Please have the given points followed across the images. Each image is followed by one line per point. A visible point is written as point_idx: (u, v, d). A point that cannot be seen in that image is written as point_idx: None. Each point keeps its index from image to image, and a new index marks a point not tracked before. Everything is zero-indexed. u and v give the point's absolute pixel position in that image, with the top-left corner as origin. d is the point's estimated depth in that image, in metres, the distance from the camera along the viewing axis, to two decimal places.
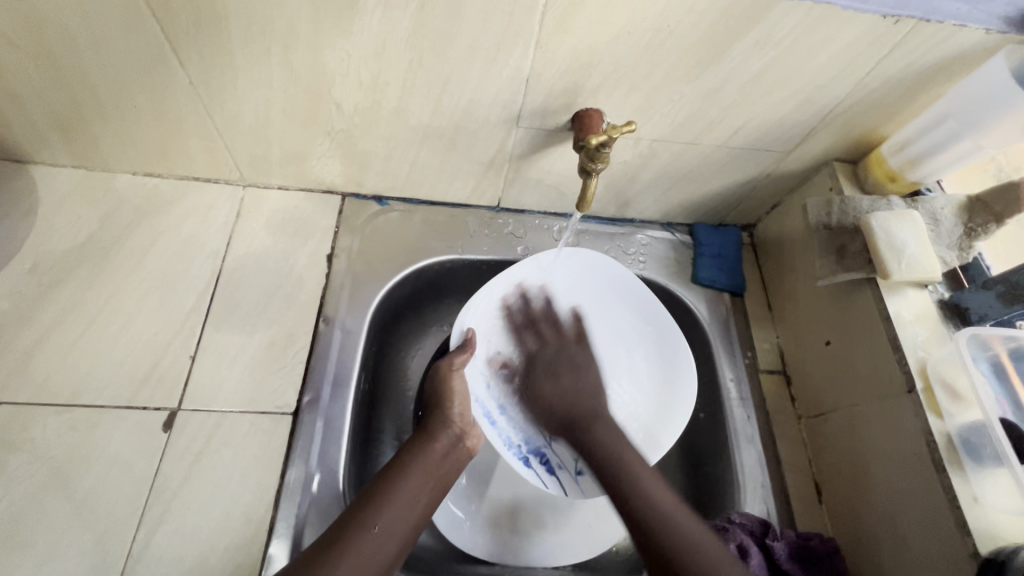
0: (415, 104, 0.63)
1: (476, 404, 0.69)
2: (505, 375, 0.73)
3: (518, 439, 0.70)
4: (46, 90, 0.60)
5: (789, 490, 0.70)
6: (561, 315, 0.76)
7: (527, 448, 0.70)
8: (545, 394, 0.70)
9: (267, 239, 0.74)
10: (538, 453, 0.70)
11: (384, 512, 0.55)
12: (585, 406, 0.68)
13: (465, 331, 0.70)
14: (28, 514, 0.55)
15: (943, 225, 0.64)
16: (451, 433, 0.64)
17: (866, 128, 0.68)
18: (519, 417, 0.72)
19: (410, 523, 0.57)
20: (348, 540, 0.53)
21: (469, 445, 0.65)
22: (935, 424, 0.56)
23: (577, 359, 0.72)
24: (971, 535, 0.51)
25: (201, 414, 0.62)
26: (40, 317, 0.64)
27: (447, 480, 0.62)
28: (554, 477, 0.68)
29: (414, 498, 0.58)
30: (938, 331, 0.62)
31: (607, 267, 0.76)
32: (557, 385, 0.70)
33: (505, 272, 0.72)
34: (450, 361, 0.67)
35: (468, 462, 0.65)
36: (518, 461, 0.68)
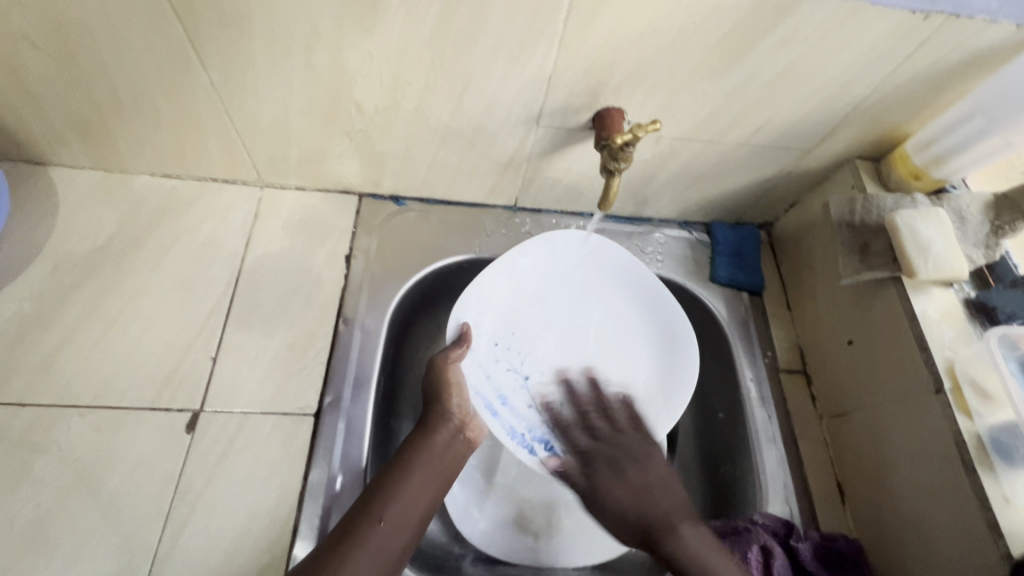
0: (435, 104, 0.63)
1: (476, 396, 0.69)
2: (504, 362, 0.73)
3: (521, 428, 0.71)
4: (68, 92, 0.60)
5: (812, 490, 0.69)
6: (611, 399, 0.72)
7: (532, 436, 0.70)
8: (611, 496, 0.61)
9: (285, 240, 0.74)
10: (543, 441, 0.70)
11: (394, 506, 0.56)
12: (659, 509, 0.59)
13: (461, 326, 0.70)
14: (54, 515, 0.55)
15: (969, 222, 0.64)
16: (451, 425, 0.65)
17: (889, 126, 0.67)
18: (522, 407, 0.72)
19: (418, 514, 0.58)
20: (358, 536, 0.53)
21: (467, 436, 0.66)
22: (964, 424, 0.55)
23: (636, 448, 0.65)
24: (1003, 537, 0.51)
25: (223, 415, 0.62)
26: (61, 320, 0.65)
27: (450, 472, 0.63)
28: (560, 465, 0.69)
29: (421, 491, 0.59)
30: (965, 330, 0.61)
31: (619, 257, 0.76)
32: (623, 483, 0.61)
33: (506, 258, 0.73)
34: (446, 354, 0.67)
35: (468, 452, 0.66)
36: (523, 452, 0.69)
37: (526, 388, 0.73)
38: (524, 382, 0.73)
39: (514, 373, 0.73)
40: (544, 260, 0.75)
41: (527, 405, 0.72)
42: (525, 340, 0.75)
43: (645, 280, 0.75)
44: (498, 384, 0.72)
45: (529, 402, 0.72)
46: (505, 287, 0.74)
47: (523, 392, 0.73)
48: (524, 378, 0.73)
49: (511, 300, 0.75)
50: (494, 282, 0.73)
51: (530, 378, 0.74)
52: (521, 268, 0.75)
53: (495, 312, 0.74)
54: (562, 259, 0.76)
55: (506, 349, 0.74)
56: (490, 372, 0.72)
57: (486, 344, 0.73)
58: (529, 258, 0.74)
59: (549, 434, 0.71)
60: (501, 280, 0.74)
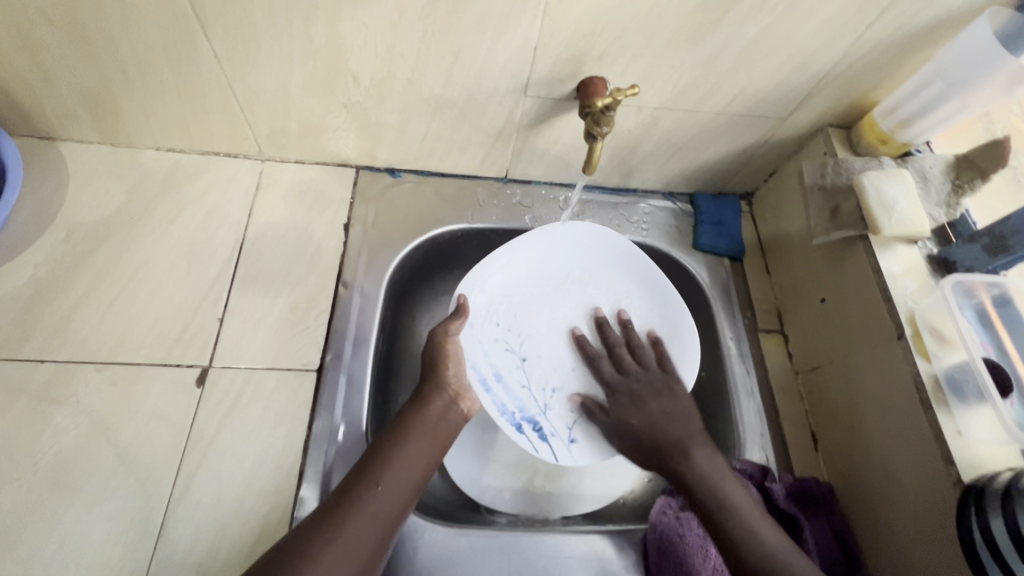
0: (428, 75, 0.66)
1: (471, 370, 0.73)
2: (505, 344, 0.78)
3: (512, 407, 0.74)
4: (78, 65, 0.63)
5: (787, 439, 0.74)
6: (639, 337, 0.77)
7: (522, 416, 0.74)
8: (629, 421, 0.69)
9: (286, 210, 0.77)
10: (531, 422, 0.74)
11: (391, 472, 0.57)
12: (674, 434, 0.65)
13: (459, 296, 0.73)
14: (75, 460, 0.59)
15: (931, 183, 0.68)
16: (444, 397, 0.66)
17: (859, 93, 0.71)
18: (517, 387, 0.75)
19: (412, 483, 0.58)
20: (356, 499, 0.54)
21: (462, 408, 0.68)
22: (923, 366, 0.60)
23: (657, 383, 0.71)
24: (954, 465, 0.55)
25: (231, 371, 0.66)
26: (74, 284, 0.68)
27: (445, 440, 0.64)
28: (547, 444, 0.72)
29: (417, 457, 0.60)
30: (927, 282, 0.65)
31: (619, 245, 0.80)
32: (642, 411, 0.69)
33: (514, 244, 0.78)
34: (446, 327, 0.70)
35: (461, 425, 0.67)
36: (511, 429, 0.71)
37: (523, 369, 0.77)
38: (521, 364, 0.77)
39: (511, 354, 0.78)
40: (553, 249, 0.81)
41: (522, 385, 0.76)
42: (525, 323, 0.80)
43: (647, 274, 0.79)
44: (496, 362, 0.76)
45: (524, 382, 0.76)
46: (504, 275, 0.80)
47: (519, 371, 0.76)
48: (522, 362, 0.77)
49: (515, 288, 0.80)
50: (494, 270, 0.79)
51: (526, 360, 0.78)
52: (526, 259, 0.81)
53: (496, 298, 0.79)
54: (565, 247, 0.81)
55: (506, 330, 0.78)
56: (489, 350, 0.76)
57: (489, 324, 0.78)
58: (496, 266, 0.78)
59: (537, 415, 0.74)
60: (502, 266, 0.79)
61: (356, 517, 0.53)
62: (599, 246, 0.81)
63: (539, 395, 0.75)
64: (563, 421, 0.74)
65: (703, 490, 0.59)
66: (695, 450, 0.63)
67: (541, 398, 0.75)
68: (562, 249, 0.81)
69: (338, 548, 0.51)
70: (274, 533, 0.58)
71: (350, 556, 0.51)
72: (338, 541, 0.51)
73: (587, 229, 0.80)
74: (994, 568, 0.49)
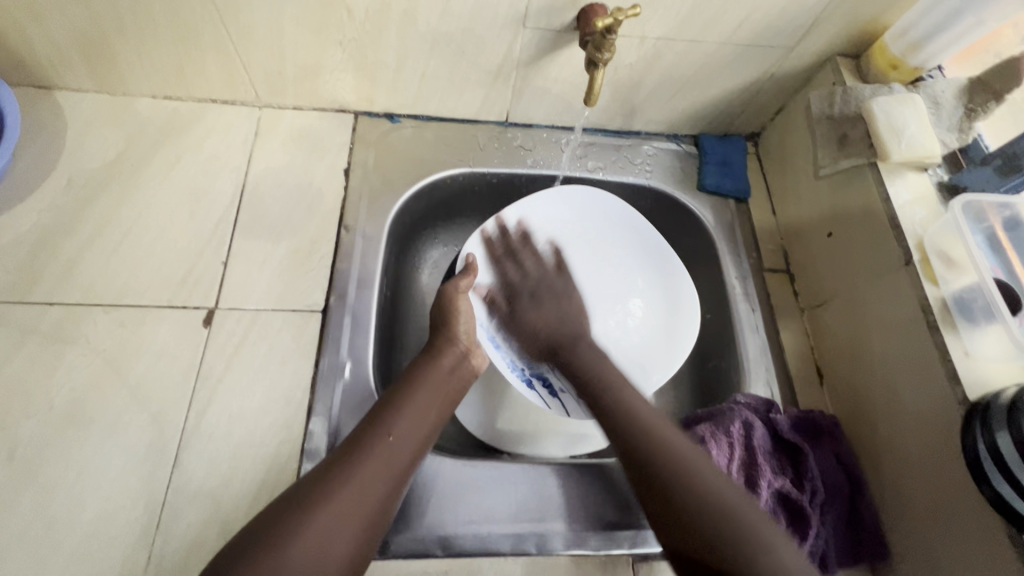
0: (424, 6, 0.65)
1: (480, 328, 0.70)
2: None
3: (521, 363, 0.72)
4: (68, 5, 0.62)
5: (792, 374, 0.74)
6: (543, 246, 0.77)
7: (530, 372, 0.72)
8: (528, 321, 0.71)
9: (285, 156, 0.77)
10: (541, 378, 0.72)
11: (401, 423, 0.56)
12: (571, 328, 0.70)
13: (465, 257, 0.72)
14: (89, 397, 0.60)
15: (944, 108, 0.67)
16: (456, 350, 0.65)
17: (870, 16, 0.68)
18: None
19: (422, 433, 0.57)
20: (366, 447, 0.54)
21: (473, 364, 0.66)
22: (930, 291, 0.59)
23: (557, 284, 0.74)
24: (960, 385, 0.55)
25: (237, 312, 0.66)
26: (78, 228, 0.68)
27: (454, 394, 0.63)
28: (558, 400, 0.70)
29: (424, 411, 0.59)
30: (936, 209, 0.64)
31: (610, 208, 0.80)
32: (540, 312, 0.71)
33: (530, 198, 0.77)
34: (455, 285, 0.69)
35: (472, 380, 0.66)
36: (521, 384, 0.69)
37: None
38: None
39: None
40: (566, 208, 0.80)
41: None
42: None
43: (654, 249, 0.79)
44: None
45: None
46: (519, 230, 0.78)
47: None
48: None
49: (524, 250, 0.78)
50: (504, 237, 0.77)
51: None
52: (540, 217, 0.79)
53: None
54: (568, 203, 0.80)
55: None
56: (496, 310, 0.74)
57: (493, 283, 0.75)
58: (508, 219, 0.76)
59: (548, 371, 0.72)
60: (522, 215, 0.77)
61: (366, 466, 0.53)
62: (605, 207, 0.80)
63: None
64: None
65: (586, 381, 0.64)
66: (580, 345, 0.67)
67: None
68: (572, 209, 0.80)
69: (348, 494, 0.50)
70: (285, 464, 0.60)
71: (360, 505, 0.51)
72: (348, 487, 0.51)
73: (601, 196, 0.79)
74: (999, 477, 0.49)
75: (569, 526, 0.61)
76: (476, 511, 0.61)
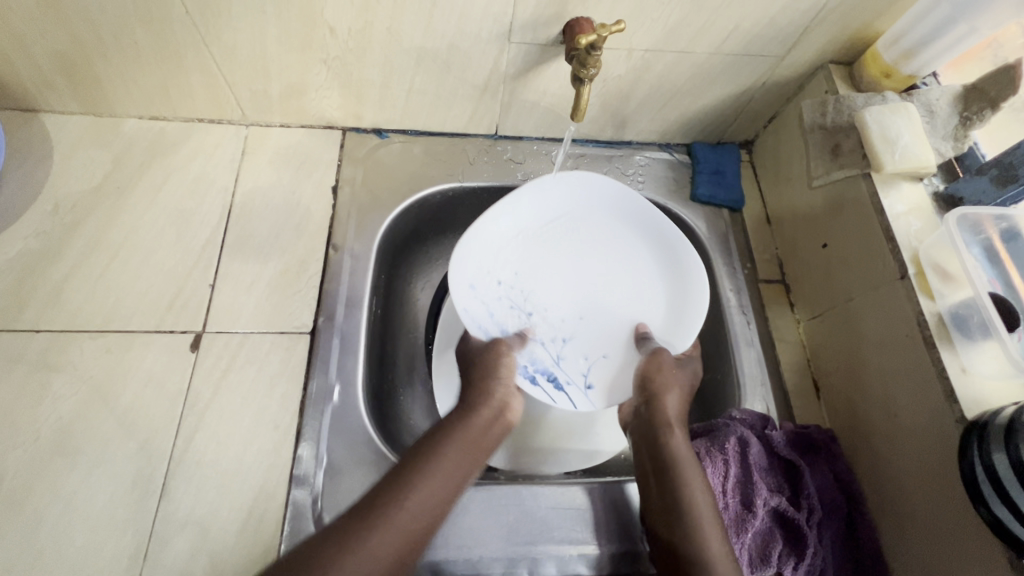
0: (408, 23, 0.64)
1: (478, 330, 0.67)
2: (504, 299, 0.71)
3: (524, 360, 0.68)
4: (49, 31, 0.61)
5: (788, 388, 0.73)
6: (630, 282, 0.74)
7: (535, 368, 0.69)
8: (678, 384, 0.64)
9: (273, 175, 0.76)
10: (545, 372, 0.69)
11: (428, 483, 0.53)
12: (676, 409, 0.62)
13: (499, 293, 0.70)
14: (76, 425, 0.60)
15: (938, 116, 0.66)
16: (491, 406, 0.61)
17: (862, 23, 0.67)
18: (526, 341, 0.69)
19: (445, 496, 0.54)
20: (387, 513, 0.51)
21: (507, 419, 0.62)
22: (926, 305, 0.58)
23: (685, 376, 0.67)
24: (957, 402, 0.54)
25: (224, 335, 0.66)
26: (64, 254, 0.68)
27: (484, 451, 0.59)
28: (563, 394, 0.68)
29: (450, 474, 0.55)
30: (931, 220, 0.63)
31: (601, 184, 0.73)
32: (688, 387, 0.64)
33: (535, 184, 0.71)
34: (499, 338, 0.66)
35: (504, 436, 0.62)
36: (527, 383, 0.67)
37: (529, 323, 0.71)
38: (526, 318, 0.71)
39: (517, 311, 0.71)
40: (543, 203, 0.73)
41: (530, 340, 0.70)
42: (528, 279, 0.73)
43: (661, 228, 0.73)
44: (503, 322, 0.70)
45: (533, 336, 0.70)
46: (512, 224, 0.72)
47: (526, 326, 0.70)
48: (526, 314, 0.71)
49: (511, 243, 0.73)
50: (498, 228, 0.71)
51: (532, 314, 0.72)
52: (536, 210, 0.73)
53: (499, 254, 0.72)
54: (558, 199, 0.73)
55: (508, 288, 0.72)
56: (493, 308, 0.70)
57: (490, 283, 0.71)
58: (495, 216, 0.70)
59: (550, 365, 0.69)
60: (514, 212, 0.72)
61: (386, 528, 0.50)
62: (591, 188, 0.73)
63: (550, 345, 0.70)
64: (577, 368, 0.70)
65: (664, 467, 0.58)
66: (675, 433, 0.60)
67: (552, 347, 0.70)
68: (555, 198, 0.73)
69: (355, 558, 0.47)
70: (273, 491, 0.59)
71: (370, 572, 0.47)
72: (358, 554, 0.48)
73: (597, 179, 0.73)
74: (996, 499, 0.48)
75: (562, 549, 0.61)
76: (468, 535, 0.60)
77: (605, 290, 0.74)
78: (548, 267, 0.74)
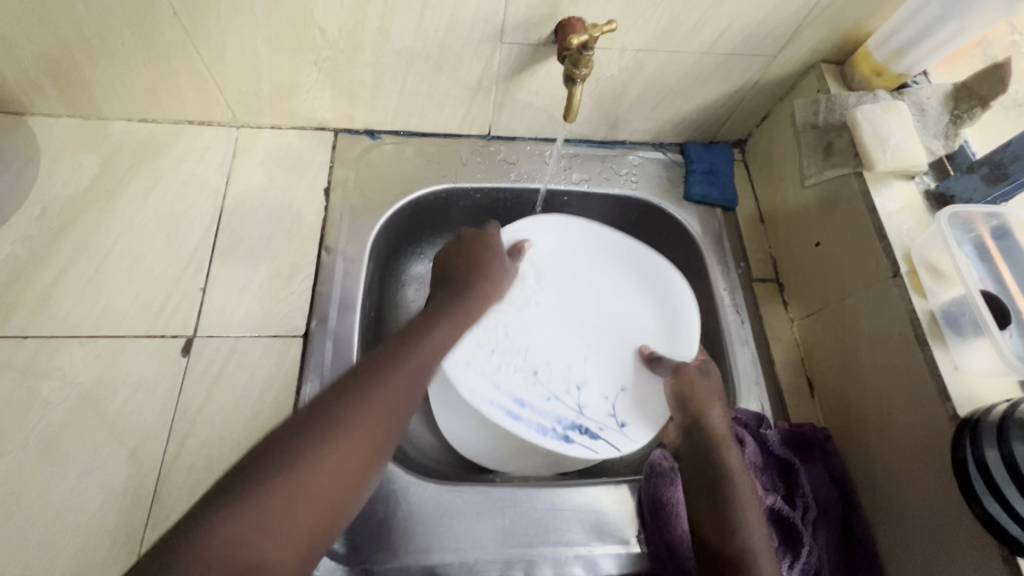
0: (399, 24, 0.63)
1: (491, 407, 0.64)
2: (504, 365, 0.68)
3: (549, 422, 0.65)
4: (34, 32, 0.60)
5: (782, 387, 0.73)
6: (619, 317, 0.75)
7: (563, 427, 0.65)
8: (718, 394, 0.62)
9: (265, 177, 0.76)
10: (575, 427, 0.66)
11: (397, 380, 0.48)
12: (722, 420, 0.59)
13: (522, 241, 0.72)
14: (65, 432, 0.59)
15: (929, 114, 0.67)
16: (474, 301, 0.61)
17: (853, 22, 0.67)
18: (542, 403, 0.67)
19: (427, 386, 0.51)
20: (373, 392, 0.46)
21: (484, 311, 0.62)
22: (919, 304, 0.58)
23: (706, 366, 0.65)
24: (950, 400, 0.54)
25: (216, 339, 0.65)
26: (52, 259, 0.67)
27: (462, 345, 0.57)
28: (602, 441, 0.65)
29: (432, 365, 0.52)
30: (923, 219, 0.63)
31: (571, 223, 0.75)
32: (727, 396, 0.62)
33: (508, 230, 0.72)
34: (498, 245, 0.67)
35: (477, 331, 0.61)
36: (561, 445, 0.63)
37: (539, 381, 0.68)
38: (533, 377, 0.68)
39: (521, 373, 0.68)
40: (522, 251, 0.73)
41: (546, 398, 0.67)
42: (522, 335, 0.70)
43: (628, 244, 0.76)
44: (511, 388, 0.66)
45: (546, 394, 0.68)
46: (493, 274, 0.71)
47: (536, 386, 0.68)
48: (531, 373, 0.69)
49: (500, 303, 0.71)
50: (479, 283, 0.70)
51: (538, 370, 0.69)
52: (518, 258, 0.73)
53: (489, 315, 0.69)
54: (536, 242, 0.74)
55: (505, 351, 0.69)
56: (498, 377, 0.67)
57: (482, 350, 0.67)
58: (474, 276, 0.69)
59: (576, 417, 0.67)
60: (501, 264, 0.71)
61: (367, 410, 0.45)
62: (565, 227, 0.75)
63: (567, 396, 0.68)
64: (603, 411, 0.67)
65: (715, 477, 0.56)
66: (730, 447, 0.58)
67: (571, 398, 0.68)
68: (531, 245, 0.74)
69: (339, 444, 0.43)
70: None
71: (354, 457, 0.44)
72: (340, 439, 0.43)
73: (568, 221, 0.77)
74: (989, 497, 0.48)
75: (558, 551, 0.61)
76: (464, 539, 0.60)
77: (602, 331, 0.73)
78: (541, 320, 0.72)
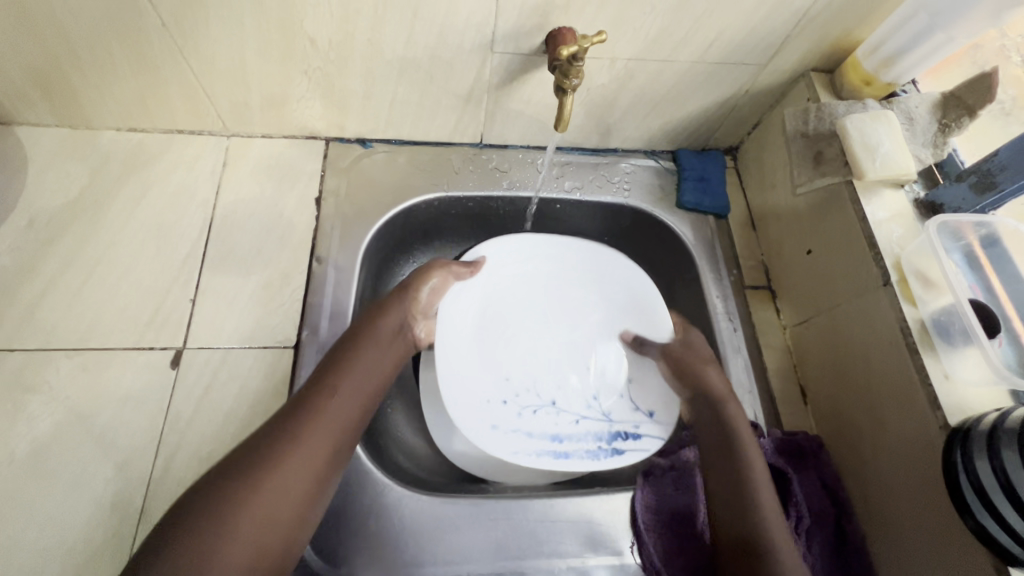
0: (389, 33, 0.63)
1: (540, 456, 0.63)
2: (524, 410, 0.66)
3: (592, 441, 0.66)
4: (21, 43, 0.60)
5: (776, 394, 0.73)
6: (597, 322, 0.74)
7: (608, 438, 0.66)
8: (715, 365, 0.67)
9: (256, 187, 0.75)
10: (616, 434, 0.66)
11: (320, 422, 0.52)
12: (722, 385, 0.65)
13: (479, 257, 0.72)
14: (51, 447, 0.58)
15: (918, 123, 0.67)
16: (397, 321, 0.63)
17: (842, 31, 0.68)
18: (573, 427, 0.66)
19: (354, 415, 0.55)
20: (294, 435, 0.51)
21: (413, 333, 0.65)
22: (909, 313, 0.59)
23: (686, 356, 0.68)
24: (940, 409, 0.54)
25: (205, 351, 0.65)
26: (39, 271, 0.66)
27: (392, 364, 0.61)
28: (645, 439, 0.66)
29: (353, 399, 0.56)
30: (912, 227, 0.64)
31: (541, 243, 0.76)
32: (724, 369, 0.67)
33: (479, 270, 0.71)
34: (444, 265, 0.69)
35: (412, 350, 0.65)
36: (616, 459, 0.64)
37: (560, 410, 0.67)
38: (555, 412, 0.67)
39: (543, 412, 0.67)
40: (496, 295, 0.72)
41: (575, 422, 0.67)
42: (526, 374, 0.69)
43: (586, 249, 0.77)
44: (538, 431, 0.65)
45: (574, 417, 0.67)
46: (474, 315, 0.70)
47: (560, 418, 0.67)
48: (550, 405, 0.67)
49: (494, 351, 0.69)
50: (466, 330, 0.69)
51: (554, 401, 0.68)
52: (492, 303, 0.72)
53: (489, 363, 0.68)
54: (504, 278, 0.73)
55: (518, 399, 0.67)
56: (518, 425, 0.65)
57: (499, 406, 0.66)
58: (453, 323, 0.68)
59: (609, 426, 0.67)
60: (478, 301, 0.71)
61: (292, 457, 0.50)
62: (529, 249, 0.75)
63: (592, 409, 0.68)
64: (625, 410, 0.68)
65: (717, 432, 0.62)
66: (734, 405, 0.63)
67: (596, 408, 0.68)
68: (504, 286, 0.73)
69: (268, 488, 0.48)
70: None
71: (286, 494, 0.49)
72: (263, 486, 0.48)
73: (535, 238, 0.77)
74: (982, 510, 0.48)
75: (550, 563, 0.60)
76: (456, 551, 0.59)
77: (585, 336, 0.73)
78: (534, 352, 0.71)
